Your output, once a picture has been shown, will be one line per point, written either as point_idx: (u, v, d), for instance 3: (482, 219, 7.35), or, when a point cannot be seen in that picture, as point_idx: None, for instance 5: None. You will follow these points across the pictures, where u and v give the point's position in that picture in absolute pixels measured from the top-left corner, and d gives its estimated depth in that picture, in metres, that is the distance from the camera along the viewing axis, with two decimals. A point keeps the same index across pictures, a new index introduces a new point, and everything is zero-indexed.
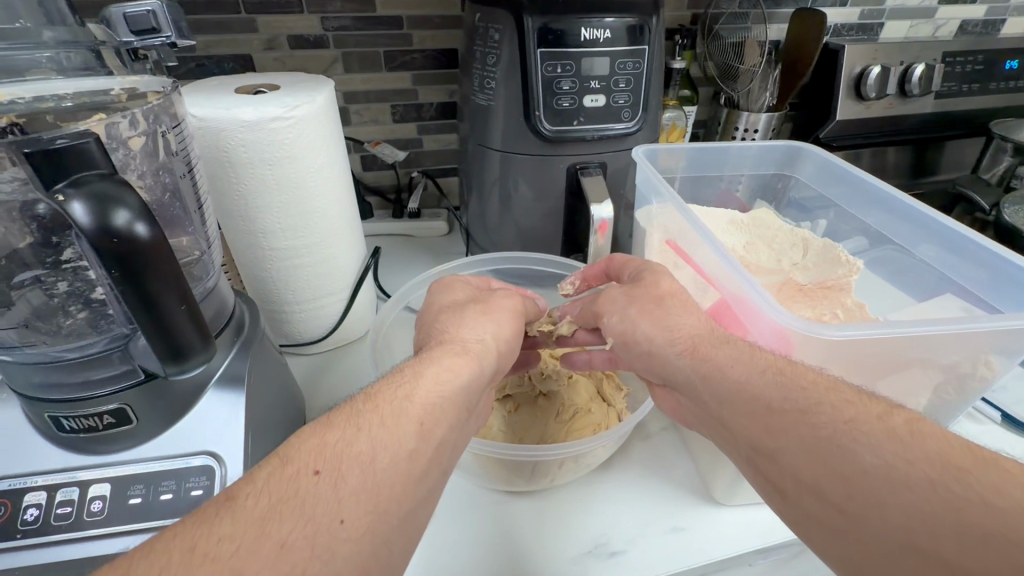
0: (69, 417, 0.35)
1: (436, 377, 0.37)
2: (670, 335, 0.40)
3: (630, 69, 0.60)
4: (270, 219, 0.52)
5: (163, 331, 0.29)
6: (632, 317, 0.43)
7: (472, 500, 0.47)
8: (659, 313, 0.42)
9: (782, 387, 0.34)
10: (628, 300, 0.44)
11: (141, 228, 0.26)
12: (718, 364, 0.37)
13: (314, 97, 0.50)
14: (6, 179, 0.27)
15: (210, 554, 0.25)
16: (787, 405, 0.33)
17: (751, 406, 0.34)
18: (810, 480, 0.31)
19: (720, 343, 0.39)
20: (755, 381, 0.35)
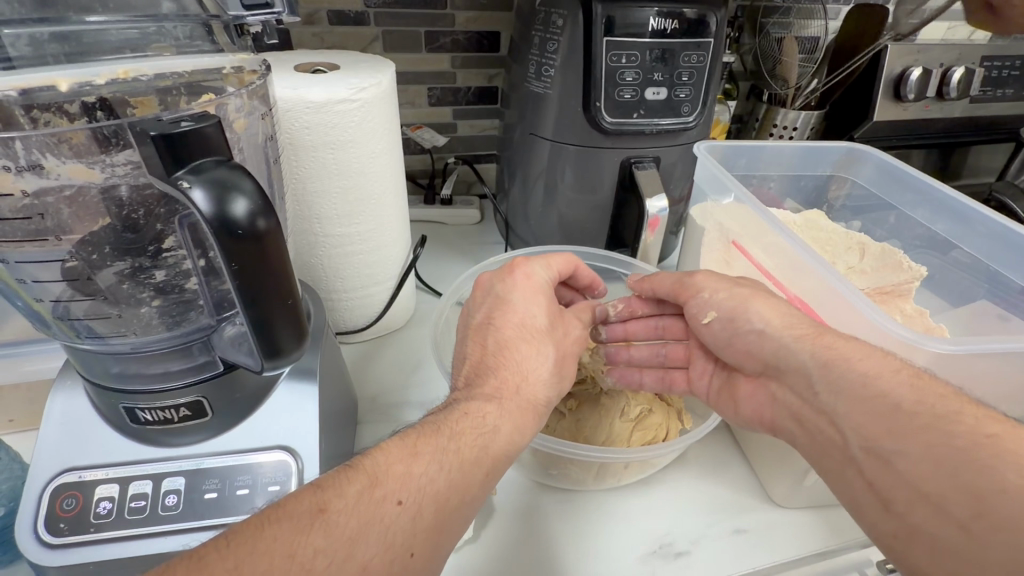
0: (146, 409, 0.34)
1: (494, 415, 0.36)
2: (787, 320, 0.41)
3: (695, 63, 0.58)
4: (328, 204, 0.50)
5: (264, 328, 0.28)
6: (732, 296, 0.43)
7: (535, 497, 0.47)
8: (771, 300, 0.42)
9: (913, 392, 0.32)
10: (729, 292, 0.44)
11: (261, 219, 0.25)
12: (844, 353, 0.36)
13: (379, 78, 0.48)
14: (122, 162, 0.27)
15: (305, 570, 0.25)
16: (920, 414, 0.31)
17: (872, 412, 0.33)
18: (932, 491, 0.29)
19: (829, 345, 0.37)
20: (881, 379, 0.34)
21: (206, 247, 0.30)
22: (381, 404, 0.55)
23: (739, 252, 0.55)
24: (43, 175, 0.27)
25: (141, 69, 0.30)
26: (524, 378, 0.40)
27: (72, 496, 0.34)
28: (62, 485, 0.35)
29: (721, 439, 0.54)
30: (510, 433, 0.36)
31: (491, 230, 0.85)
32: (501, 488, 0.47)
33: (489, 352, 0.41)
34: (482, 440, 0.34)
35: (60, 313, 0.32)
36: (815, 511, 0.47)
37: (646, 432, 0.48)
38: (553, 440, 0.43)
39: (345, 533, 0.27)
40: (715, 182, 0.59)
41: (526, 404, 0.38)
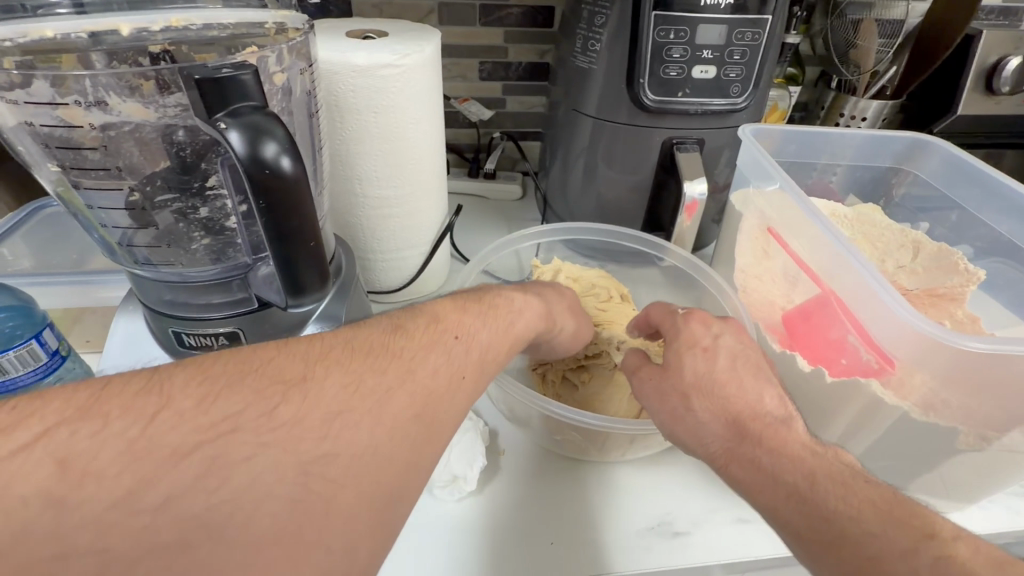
0: (190, 334, 0.38)
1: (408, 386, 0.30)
2: (704, 445, 0.38)
3: (749, 41, 0.56)
4: (368, 166, 0.52)
5: (288, 265, 0.31)
6: (667, 423, 0.40)
7: (541, 463, 0.48)
8: (685, 416, 0.39)
9: (805, 513, 0.31)
10: (662, 395, 0.41)
11: (286, 162, 0.27)
12: (753, 472, 0.34)
13: (423, 46, 0.49)
14: (173, 104, 0.30)
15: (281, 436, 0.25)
16: (815, 533, 0.30)
17: (780, 528, 0.32)
18: None
19: (742, 458, 0.35)
20: (775, 503, 0.32)
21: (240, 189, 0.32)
22: None
23: (776, 242, 0.53)
24: (108, 111, 0.30)
25: (189, 20, 0.34)
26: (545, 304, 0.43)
27: None
28: None
29: None
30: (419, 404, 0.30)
31: (531, 207, 0.86)
32: (509, 450, 0.49)
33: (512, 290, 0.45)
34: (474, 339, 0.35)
35: (123, 242, 0.36)
36: None
37: None
38: (562, 407, 0.44)
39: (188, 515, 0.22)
40: (757, 168, 0.56)
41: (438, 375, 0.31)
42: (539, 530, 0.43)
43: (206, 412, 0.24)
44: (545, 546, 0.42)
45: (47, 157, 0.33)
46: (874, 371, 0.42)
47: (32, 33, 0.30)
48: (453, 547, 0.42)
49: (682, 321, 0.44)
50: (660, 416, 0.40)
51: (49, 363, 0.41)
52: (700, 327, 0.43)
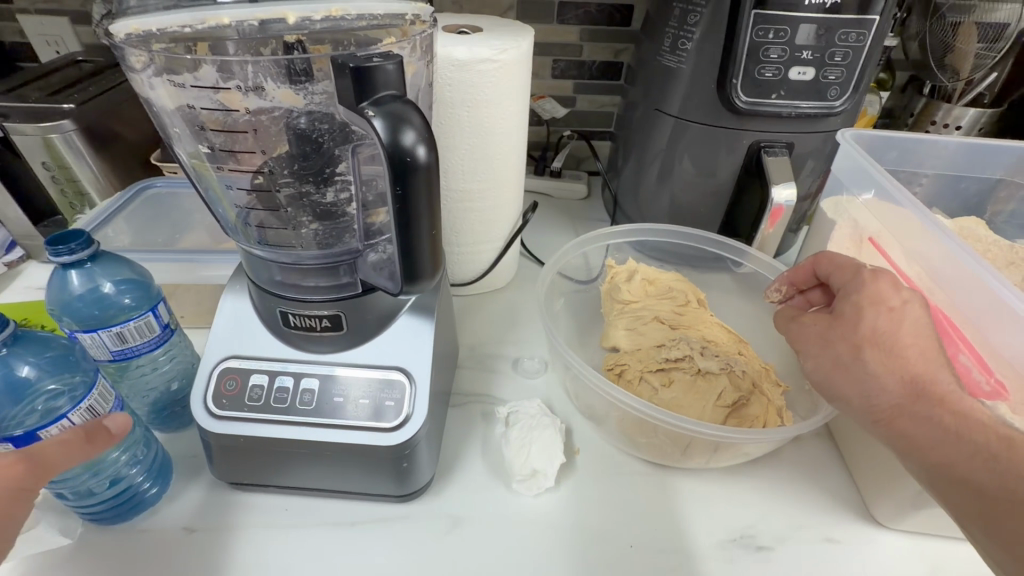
0: (296, 314, 0.39)
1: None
2: (865, 400, 0.35)
3: (852, 42, 0.53)
4: (456, 159, 0.53)
5: (410, 252, 0.31)
6: (825, 375, 0.37)
7: (618, 464, 0.48)
8: (849, 370, 0.36)
9: (996, 474, 0.30)
10: (824, 344, 0.38)
11: (422, 151, 0.28)
12: (930, 428, 0.33)
13: (519, 42, 0.50)
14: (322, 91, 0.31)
15: None
16: (1003, 494, 0.29)
17: (954, 484, 0.31)
18: None
19: (920, 417, 0.33)
20: (954, 458, 0.31)
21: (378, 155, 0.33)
22: (479, 353, 0.59)
23: (874, 250, 0.51)
24: (263, 96, 0.32)
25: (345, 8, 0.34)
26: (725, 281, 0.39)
27: (231, 378, 0.41)
28: (226, 368, 0.41)
29: (821, 447, 0.51)
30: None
31: (597, 208, 0.85)
32: (586, 449, 0.49)
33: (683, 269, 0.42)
34: None
35: (245, 222, 0.38)
36: (924, 540, 0.43)
37: (741, 420, 0.46)
38: (647, 406, 0.43)
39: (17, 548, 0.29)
40: (859, 175, 0.53)
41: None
42: (619, 532, 0.43)
43: None
44: (624, 548, 0.42)
45: (191, 141, 0.35)
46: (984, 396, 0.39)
47: (208, 21, 0.32)
48: (533, 542, 0.42)
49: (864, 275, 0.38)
50: (820, 364, 0.38)
51: (162, 336, 0.44)
52: (889, 285, 0.36)
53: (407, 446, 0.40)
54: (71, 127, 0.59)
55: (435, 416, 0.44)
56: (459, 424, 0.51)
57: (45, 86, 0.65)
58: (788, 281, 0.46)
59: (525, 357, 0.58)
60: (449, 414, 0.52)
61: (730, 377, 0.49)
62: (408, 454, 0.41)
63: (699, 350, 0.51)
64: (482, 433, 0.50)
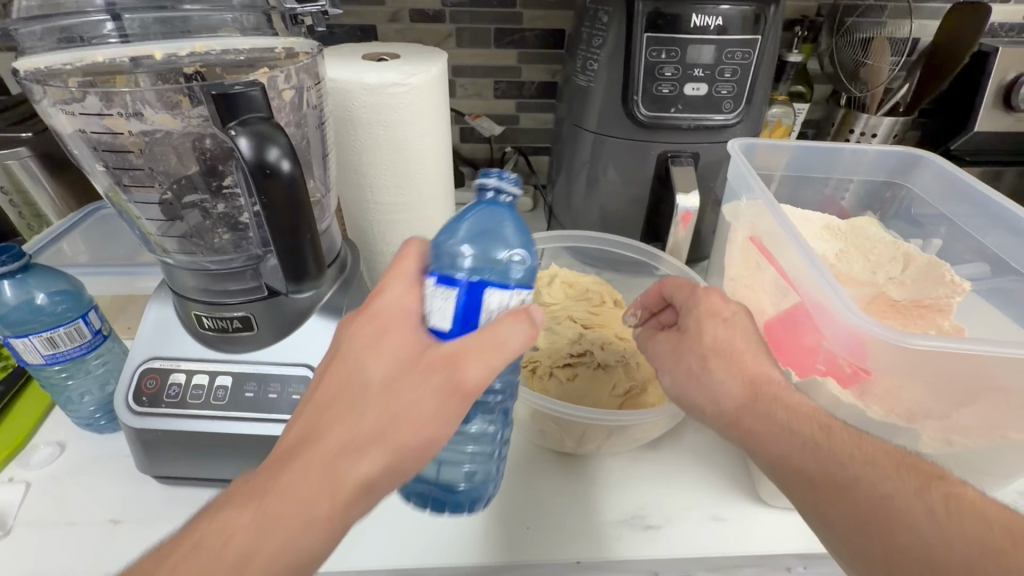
0: (210, 316, 0.43)
1: (254, 516, 0.28)
2: (714, 402, 0.39)
3: (740, 60, 0.58)
4: (377, 175, 0.57)
5: (289, 254, 0.35)
6: (680, 381, 0.41)
7: (525, 454, 0.51)
8: (699, 376, 0.40)
9: (823, 461, 0.33)
10: (676, 359, 0.42)
11: (286, 164, 0.32)
12: (769, 427, 0.36)
13: (429, 67, 0.54)
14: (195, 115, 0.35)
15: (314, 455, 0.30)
16: (826, 478, 0.32)
17: (793, 477, 0.34)
18: (860, 555, 0.30)
19: (759, 412, 0.37)
20: (794, 453, 0.34)
21: (246, 189, 0.35)
22: None
23: (764, 258, 0.54)
24: (143, 121, 0.36)
25: (211, 45, 0.38)
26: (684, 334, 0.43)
27: (152, 378, 0.45)
28: (148, 369, 0.45)
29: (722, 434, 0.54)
30: (269, 562, 0.28)
31: (541, 218, 0.89)
32: None
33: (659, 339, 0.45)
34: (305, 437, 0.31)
35: (156, 233, 0.42)
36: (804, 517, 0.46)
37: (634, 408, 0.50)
38: (538, 398, 0.47)
39: (437, 382, 0.31)
40: (743, 181, 0.58)
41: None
42: (517, 515, 0.46)
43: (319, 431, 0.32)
44: (520, 530, 0.45)
45: (93, 158, 0.38)
46: (848, 378, 0.43)
47: (87, 58, 0.35)
48: (435, 526, 0.45)
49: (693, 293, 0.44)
50: (674, 373, 0.42)
51: (93, 341, 0.47)
52: (719, 299, 0.43)
53: None
54: (27, 154, 0.63)
55: None
56: None
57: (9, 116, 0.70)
58: (641, 304, 0.50)
59: None
60: None
61: (625, 368, 0.52)
62: None
63: (601, 344, 0.54)
64: None
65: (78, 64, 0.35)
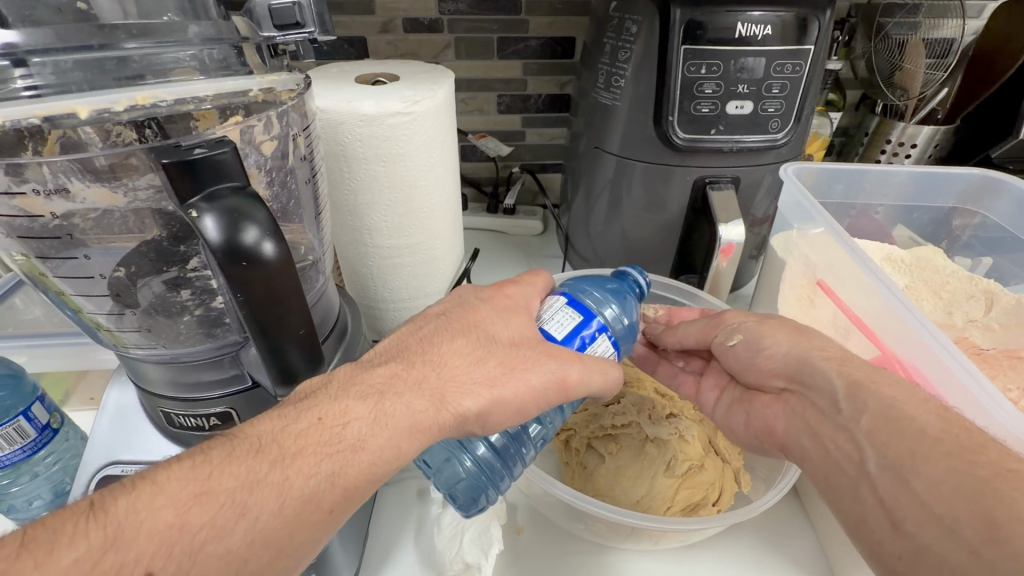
0: (182, 414, 0.35)
1: (372, 407, 0.27)
2: (812, 351, 0.37)
3: (788, 74, 0.51)
4: (377, 216, 0.49)
5: (276, 355, 0.27)
6: (774, 335, 0.40)
7: (563, 544, 0.43)
8: (798, 333, 0.39)
9: (945, 421, 0.28)
10: (761, 322, 0.41)
11: (269, 247, 0.24)
12: (876, 381, 0.32)
13: (435, 91, 0.46)
14: (143, 186, 0.27)
15: (335, 437, 0.25)
16: (947, 435, 0.28)
17: (897, 426, 0.29)
18: (945, 509, 0.25)
19: (872, 373, 0.33)
20: (911, 407, 0.30)
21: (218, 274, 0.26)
22: None
23: (825, 295, 0.48)
24: (71, 198, 0.28)
25: (156, 95, 0.28)
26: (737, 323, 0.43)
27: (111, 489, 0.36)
28: (104, 478, 0.36)
29: (787, 508, 0.46)
30: (380, 453, 0.26)
31: (552, 244, 0.81)
32: (528, 528, 0.45)
33: (709, 324, 0.45)
34: (347, 426, 0.26)
35: (108, 326, 0.33)
36: None
37: (693, 492, 0.42)
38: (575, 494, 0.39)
39: (550, 367, 0.32)
40: (800, 210, 0.50)
41: (182, 493, 0.22)
42: None
43: (350, 425, 0.26)
44: None
45: (15, 246, 0.30)
46: None
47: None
48: None
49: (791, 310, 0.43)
50: (761, 327, 0.41)
51: (40, 439, 0.39)
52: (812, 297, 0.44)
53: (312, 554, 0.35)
54: None
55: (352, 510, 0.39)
56: (392, 505, 0.46)
57: None
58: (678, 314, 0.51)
59: None
60: (381, 495, 0.47)
61: (681, 441, 0.44)
62: (315, 562, 0.36)
63: (647, 412, 0.47)
64: (417, 515, 0.45)
65: None
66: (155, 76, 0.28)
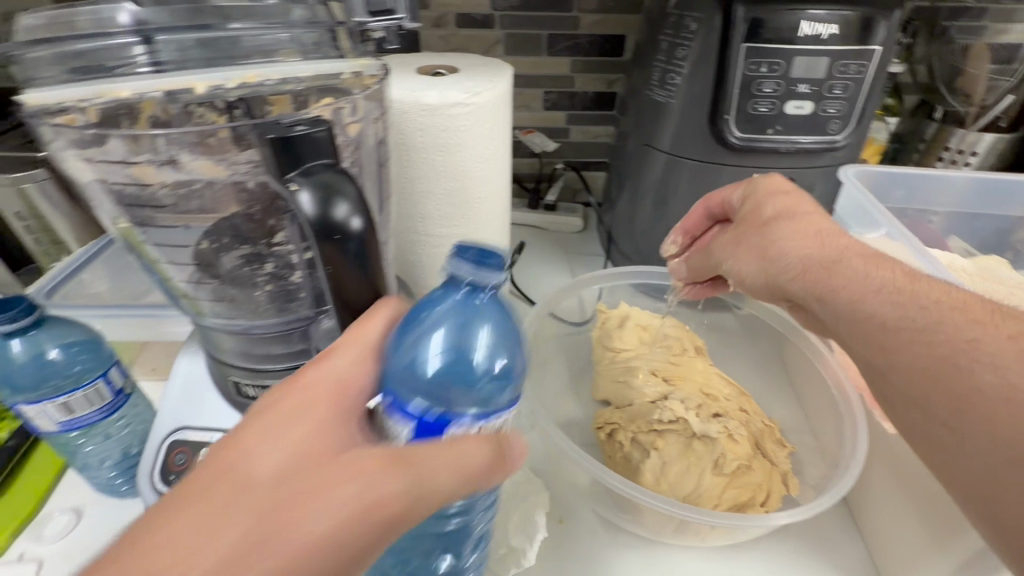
0: (251, 384, 0.36)
1: (235, 477, 0.22)
2: (779, 265, 0.36)
3: (852, 74, 0.50)
4: (431, 205, 0.50)
5: (352, 329, 0.28)
6: (744, 258, 0.39)
7: (606, 537, 0.44)
8: (764, 246, 0.38)
9: (901, 305, 0.31)
10: (737, 244, 0.40)
11: (357, 222, 0.25)
12: (835, 276, 0.34)
13: (495, 83, 0.47)
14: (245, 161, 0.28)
15: (192, 523, 0.21)
16: (907, 321, 0.30)
17: (863, 324, 0.32)
18: (919, 395, 0.29)
19: (830, 265, 0.34)
20: (871, 299, 0.32)
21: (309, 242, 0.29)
22: None
23: None
24: (179, 169, 0.30)
25: (262, 73, 0.28)
26: (721, 250, 0.41)
27: (181, 452, 0.38)
28: (175, 442, 0.38)
29: (835, 515, 0.46)
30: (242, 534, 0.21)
31: (593, 241, 0.82)
32: (571, 518, 0.45)
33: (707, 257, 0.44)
34: (218, 492, 0.22)
35: (189, 292, 0.35)
36: None
37: (741, 492, 0.42)
38: (626, 483, 0.39)
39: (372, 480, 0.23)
40: (861, 214, 0.50)
41: None
42: None
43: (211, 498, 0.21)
44: None
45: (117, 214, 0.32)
46: None
47: (104, 94, 0.26)
48: None
49: (756, 199, 0.41)
50: (737, 256, 0.39)
51: (114, 402, 0.41)
52: (780, 178, 0.42)
53: None
54: (45, 177, 0.58)
55: None
56: None
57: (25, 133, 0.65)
58: (682, 231, 0.49)
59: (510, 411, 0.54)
60: None
61: (729, 439, 0.44)
62: None
63: (695, 409, 0.46)
64: None
65: (93, 99, 0.26)
66: (261, 55, 0.29)
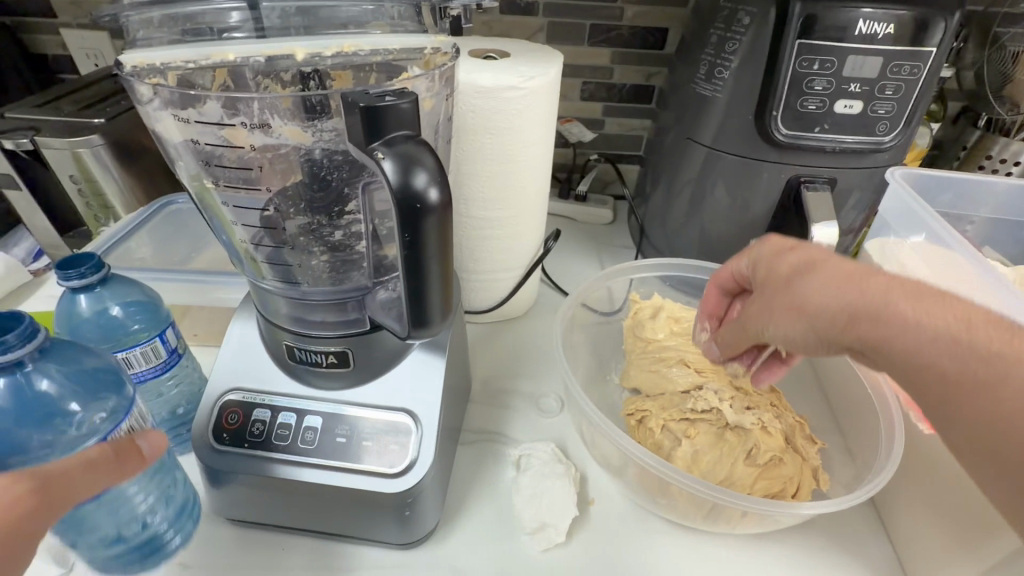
0: (303, 350, 0.37)
1: None
2: (816, 328, 0.30)
3: (905, 75, 0.50)
4: (476, 187, 0.51)
5: (417, 297, 0.30)
6: (783, 329, 0.32)
7: (634, 521, 0.44)
8: (790, 305, 0.31)
9: (972, 356, 0.26)
10: (767, 313, 0.33)
11: (434, 193, 0.26)
12: (880, 341, 0.28)
13: (548, 69, 0.48)
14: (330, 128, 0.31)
15: None
16: (980, 378, 0.26)
17: (923, 381, 0.28)
18: (994, 449, 0.26)
19: (877, 323, 0.28)
20: (930, 352, 0.27)
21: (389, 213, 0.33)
22: (491, 387, 0.56)
23: None
24: (268, 133, 0.31)
25: (357, 44, 0.31)
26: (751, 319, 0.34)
27: (234, 412, 0.39)
28: (228, 402, 0.40)
29: (862, 513, 0.46)
30: None
31: (622, 234, 0.82)
32: (600, 500, 0.46)
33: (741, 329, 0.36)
34: None
35: (253, 253, 0.37)
36: None
37: (771, 483, 0.43)
38: (663, 464, 0.40)
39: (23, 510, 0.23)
40: (910, 217, 0.49)
41: None
42: None
43: None
44: None
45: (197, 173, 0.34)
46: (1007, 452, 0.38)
47: (212, 56, 0.29)
48: None
49: (764, 263, 0.35)
50: (776, 327, 0.32)
51: (168, 361, 0.43)
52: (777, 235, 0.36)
53: (409, 494, 0.37)
54: (100, 142, 0.59)
55: (441, 461, 0.41)
56: (468, 463, 0.48)
57: (79, 99, 0.66)
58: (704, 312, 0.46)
59: (541, 395, 0.55)
60: (459, 453, 0.49)
61: (763, 431, 0.45)
62: (411, 502, 0.38)
63: (729, 400, 0.47)
64: (491, 476, 0.47)
65: (198, 61, 0.29)
66: (352, 25, 0.32)
